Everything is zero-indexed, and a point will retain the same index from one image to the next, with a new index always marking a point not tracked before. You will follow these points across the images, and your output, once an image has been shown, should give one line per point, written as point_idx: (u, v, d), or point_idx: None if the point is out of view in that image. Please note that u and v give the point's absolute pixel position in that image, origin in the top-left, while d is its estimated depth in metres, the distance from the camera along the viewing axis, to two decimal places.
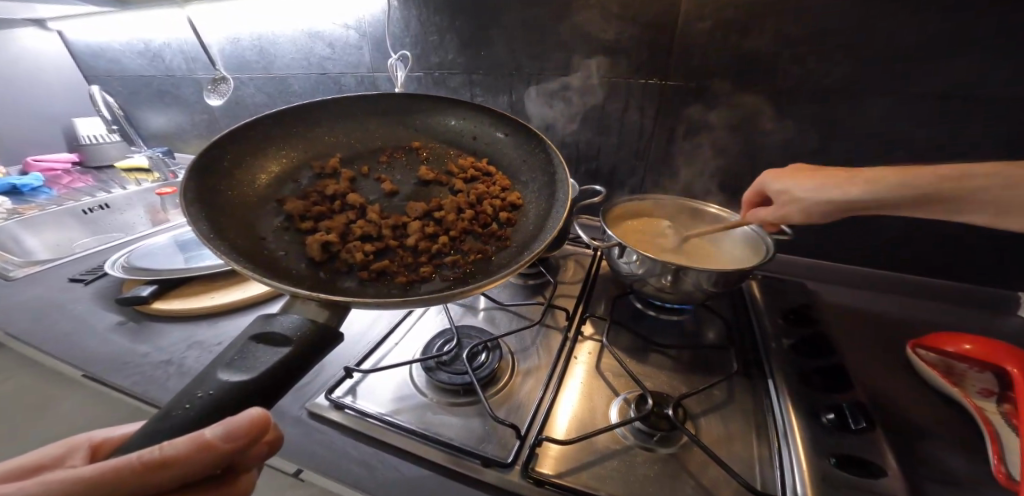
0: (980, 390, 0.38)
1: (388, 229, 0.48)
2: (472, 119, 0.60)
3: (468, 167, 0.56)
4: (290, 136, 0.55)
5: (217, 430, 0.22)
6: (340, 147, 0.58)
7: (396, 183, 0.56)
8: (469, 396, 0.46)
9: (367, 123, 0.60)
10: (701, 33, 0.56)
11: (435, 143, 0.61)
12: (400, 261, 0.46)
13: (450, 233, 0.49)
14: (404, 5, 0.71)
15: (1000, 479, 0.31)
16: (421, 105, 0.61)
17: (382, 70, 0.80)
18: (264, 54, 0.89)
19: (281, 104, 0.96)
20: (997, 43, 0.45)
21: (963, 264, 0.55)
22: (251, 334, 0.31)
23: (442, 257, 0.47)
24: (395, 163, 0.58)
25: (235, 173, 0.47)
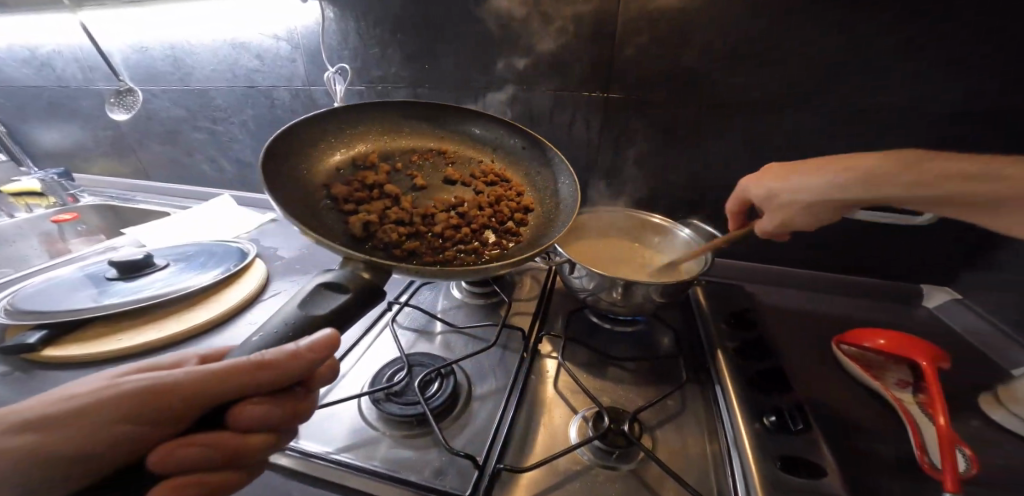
0: (897, 382, 0.41)
1: (421, 216, 0.50)
2: (496, 129, 0.62)
3: (491, 171, 0.58)
4: (336, 123, 0.55)
5: (304, 343, 0.29)
6: (377, 143, 0.58)
7: (428, 181, 0.57)
8: (423, 427, 0.43)
9: (409, 124, 0.61)
10: (639, 47, 0.58)
11: (462, 149, 0.62)
12: (428, 243, 0.47)
13: (471, 224, 0.51)
14: (341, 18, 0.68)
15: (927, 470, 0.33)
16: (453, 114, 0.62)
17: (318, 83, 0.76)
18: (178, 64, 0.82)
19: (203, 118, 0.89)
20: (892, 61, 0.50)
21: (878, 263, 0.60)
22: (319, 280, 0.34)
23: (464, 242, 0.49)
24: (426, 164, 0.59)
25: (290, 155, 0.49)
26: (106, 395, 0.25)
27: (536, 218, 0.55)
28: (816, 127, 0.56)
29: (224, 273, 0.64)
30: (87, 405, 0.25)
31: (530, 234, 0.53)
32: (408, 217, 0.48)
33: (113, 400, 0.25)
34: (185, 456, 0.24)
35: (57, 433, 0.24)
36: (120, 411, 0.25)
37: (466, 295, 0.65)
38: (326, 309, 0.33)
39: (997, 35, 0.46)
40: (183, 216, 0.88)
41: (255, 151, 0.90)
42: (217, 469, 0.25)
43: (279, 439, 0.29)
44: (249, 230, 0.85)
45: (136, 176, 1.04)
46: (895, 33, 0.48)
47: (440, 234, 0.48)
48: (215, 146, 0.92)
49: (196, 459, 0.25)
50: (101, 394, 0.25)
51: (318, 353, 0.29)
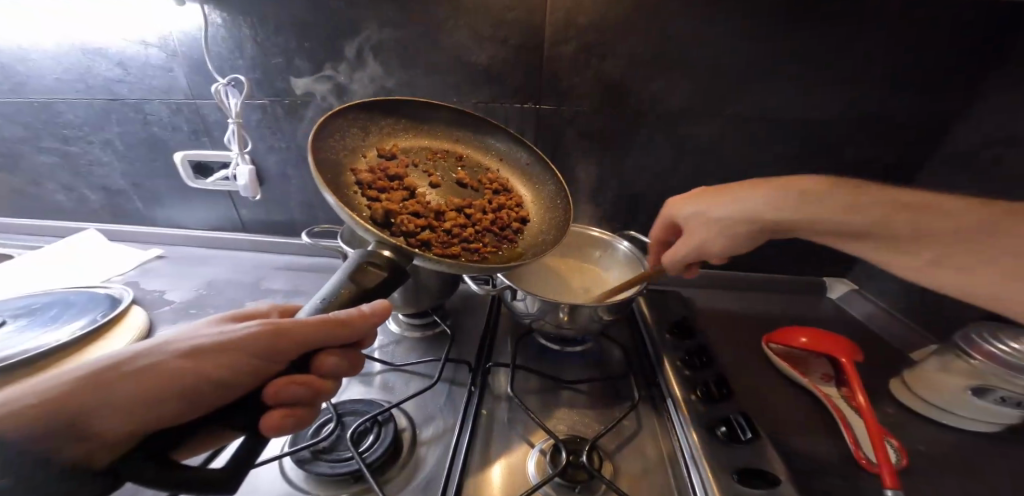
0: (821, 377, 0.45)
1: (443, 211, 0.45)
2: (510, 143, 0.57)
3: (498, 179, 0.53)
4: (366, 109, 0.49)
5: (369, 306, 0.32)
6: (400, 135, 0.52)
7: (448, 185, 0.51)
8: (362, 485, 0.37)
9: (432, 121, 0.54)
10: (566, 58, 0.57)
11: (476, 156, 0.56)
12: (438, 235, 0.43)
13: (475, 226, 0.47)
14: (231, 22, 0.58)
15: (864, 465, 0.35)
16: (473, 124, 0.56)
17: (207, 97, 0.65)
18: (7, 71, 0.67)
19: (48, 137, 0.72)
20: (781, 76, 0.56)
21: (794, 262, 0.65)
22: (360, 258, 0.35)
23: (470, 240, 0.45)
24: (442, 164, 0.53)
25: (325, 127, 0.44)
26: (230, 341, 0.28)
27: (531, 230, 0.52)
28: (728, 138, 0.61)
29: (89, 325, 0.51)
30: (217, 346, 0.28)
31: (523, 246, 0.49)
32: (424, 209, 0.44)
33: (236, 343, 0.28)
34: (288, 391, 0.27)
35: (204, 364, 0.27)
36: (245, 350, 0.28)
37: (402, 329, 0.59)
38: (375, 283, 0.34)
39: (859, 55, 0.54)
40: (26, 259, 0.70)
41: (128, 177, 0.75)
42: (310, 407, 0.28)
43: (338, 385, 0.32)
44: (125, 272, 0.70)
45: None
46: (786, 52, 0.54)
47: (449, 230, 0.44)
48: (68, 170, 0.75)
49: (295, 395, 0.27)
50: (227, 338, 0.29)
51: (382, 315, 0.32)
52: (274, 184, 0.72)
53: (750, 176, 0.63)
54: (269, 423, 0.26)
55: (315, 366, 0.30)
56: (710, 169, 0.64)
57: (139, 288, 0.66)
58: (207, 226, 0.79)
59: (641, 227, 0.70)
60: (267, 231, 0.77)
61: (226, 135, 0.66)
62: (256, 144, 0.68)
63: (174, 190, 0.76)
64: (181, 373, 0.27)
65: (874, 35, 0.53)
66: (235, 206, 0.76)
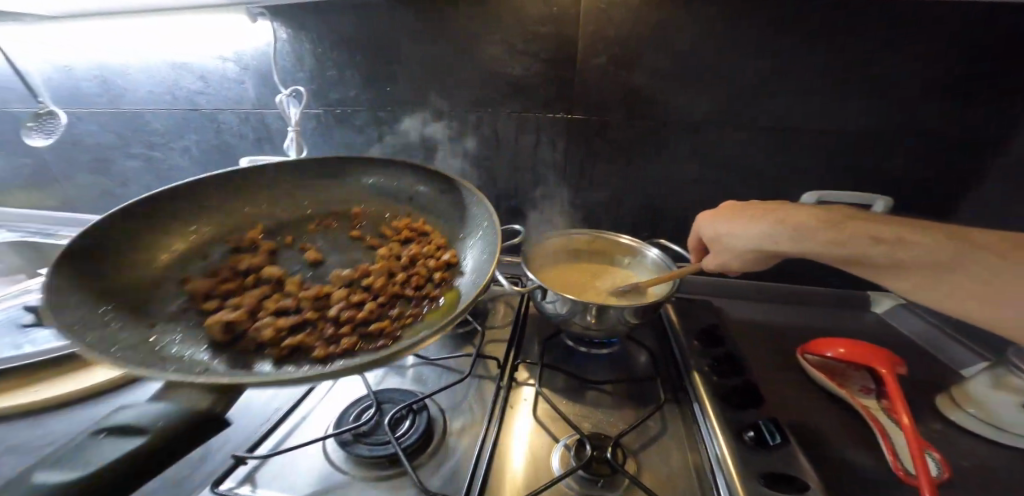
0: (861, 388, 0.43)
1: (308, 297, 0.44)
2: (396, 173, 0.62)
3: (416, 228, 0.56)
4: (198, 208, 0.55)
5: None
6: (268, 217, 0.58)
7: (320, 252, 0.55)
8: (397, 466, 0.40)
9: (286, 179, 0.61)
10: (597, 68, 0.59)
11: (372, 209, 0.61)
12: (322, 328, 0.40)
13: (377, 297, 0.45)
14: (295, 38, 0.65)
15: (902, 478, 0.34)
16: (342, 166, 0.63)
17: (271, 107, 0.72)
18: (109, 85, 0.77)
19: (137, 144, 0.82)
20: (821, 81, 0.54)
21: (834, 274, 0.63)
22: None
23: (378, 317, 0.42)
24: (343, 227, 0.59)
25: (133, 254, 0.47)
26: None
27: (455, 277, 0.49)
28: (760, 147, 0.60)
29: None
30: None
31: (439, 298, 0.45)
32: (303, 304, 0.44)
33: None
34: None
35: None
36: None
37: None
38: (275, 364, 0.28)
39: (898, 58, 0.51)
40: None
41: (199, 180, 0.84)
42: None
43: None
44: None
45: (60, 209, 0.96)
46: (830, 54, 0.53)
47: (338, 315, 0.41)
48: (151, 173, 0.85)
49: None
50: None
51: None
52: None
53: (787, 182, 0.62)
54: None
55: None
56: (742, 177, 0.63)
57: None
58: None
59: (670, 235, 0.70)
60: None
61: (286, 141, 0.72)
62: (311, 150, 0.74)
63: None
64: None
65: (940, 30, 0.49)
66: None
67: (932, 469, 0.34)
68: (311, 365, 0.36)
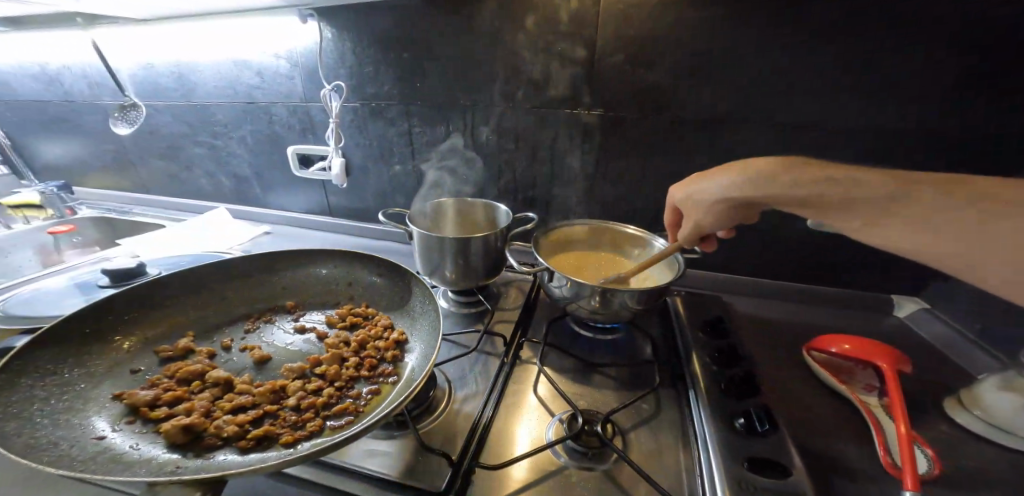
0: (864, 386, 0.42)
1: (263, 393, 0.43)
2: (368, 266, 0.64)
3: (361, 312, 0.59)
4: (115, 321, 0.52)
5: None
6: (193, 326, 0.57)
7: (266, 351, 0.54)
8: (403, 424, 0.44)
9: (290, 269, 0.65)
10: (615, 64, 0.61)
11: (310, 298, 0.63)
12: (283, 417, 0.42)
13: (333, 384, 0.46)
14: (338, 37, 0.71)
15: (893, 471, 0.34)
16: (328, 261, 0.66)
17: (316, 100, 0.79)
18: (181, 81, 0.87)
19: (202, 133, 0.93)
20: (846, 78, 0.53)
21: (856, 277, 0.60)
22: None
23: (324, 404, 0.43)
24: (267, 324, 0.58)
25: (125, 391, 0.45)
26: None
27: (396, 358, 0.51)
28: (781, 145, 0.59)
29: None
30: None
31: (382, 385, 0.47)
32: (250, 399, 0.43)
33: None
34: None
35: None
36: None
37: (452, 305, 0.66)
38: None
39: (930, 52, 0.49)
40: (178, 228, 0.90)
41: (251, 166, 0.93)
42: None
43: None
44: (242, 243, 0.87)
45: (137, 190, 1.09)
46: (855, 47, 0.51)
47: (297, 406, 0.43)
48: (212, 160, 0.96)
49: None
50: None
51: None
52: (357, 176, 0.84)
53: None
54: None
55: None
56: None
57: None
58: (303, 210, 0.95)
59: None
60: (348, 217, 0.91)
61: (327, 132, 0.79)
62: (348, 140, 0.81)
63: (281, 178, 0.92)
64: None
65: (940, 31, 0.48)
66: (325, 193, 0.90)
67: (924, 464, 0.33)
68: (282, 451, 0.38)
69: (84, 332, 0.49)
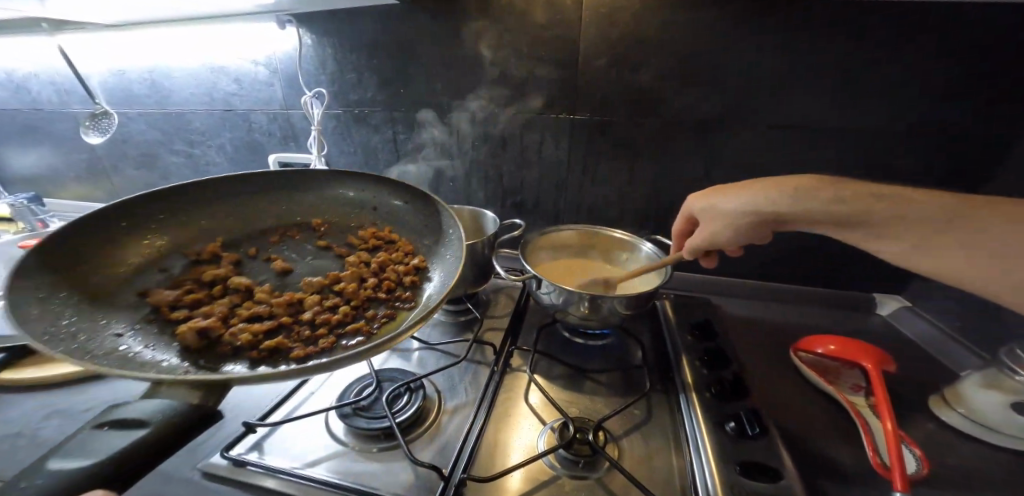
0: (851, 387, 0.43)
1: (279, 305, 0.44)
2: (384, 184, 0.62)
3: (383, 235, 0.57)
4: (136, 224, 0.51)
5: None
6: (219, 233, 0.56)
7: (290, 263, 0.54)
8: (392, 439, 0.43)
9: (314, 186, 0.63)
10: (599, 69, 0.61)
11: (336, 216, 0.62)
12: (298, 332, 0.42)
13: (349, 303, 0.47)
14: (318, 43, 0.70)
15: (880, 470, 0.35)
16: (347, 178, 0.64)
17: (297, 107, 0.77)
18: (156, 87, 0.85)
19: (178, 141, 0.90)
20: (823, 82, 0.54)
21: (839, 277, 0.61)
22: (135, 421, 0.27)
23: (340, 322, 0.44)
24: (295, 240, 0.58)
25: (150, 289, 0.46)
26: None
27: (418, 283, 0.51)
28: (763, 147, 0.60)
29: None
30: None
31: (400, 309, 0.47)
32: (268, 310, 0.44)
33: None
34: None
35: None
36: None
37: (441, 314, 0.65)
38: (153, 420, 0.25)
39: (902, 57, 0.51)
40: None
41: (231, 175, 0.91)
42: None
43: None
44: None
45: (112, 200, 1.05)
46: (834, 53, 0.52)
47: (310, 323, 0.43)
48: (190, 168, 0.93)
49: None
50: None
51: None
52: None
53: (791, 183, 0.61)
54: None
55: None
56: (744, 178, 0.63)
57: None
58: None
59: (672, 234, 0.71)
60: None
61: (309, 140, 0.78)
62: (331, 148, 0.79)
63: None
64: None
65: (910, 37, 0.49)
66: None
67: (911, 464, 0.34)
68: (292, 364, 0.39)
69: (100, 238, 0.47)
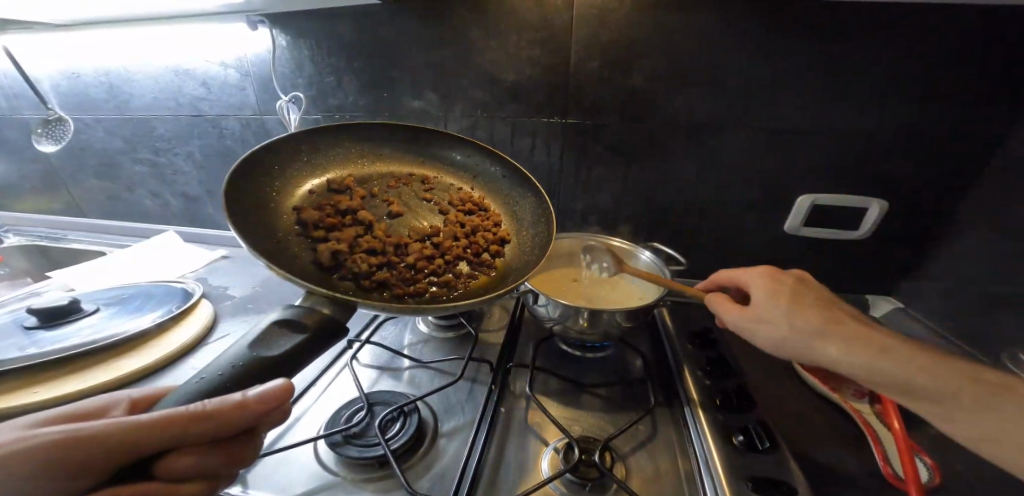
0: (855, 393, 0.43)
1: (389, 245, 0.46)
2: (475, 155, 0.58)
3: (478, 201, 0.55)
4: (319, 152, 0.52)
5: (255, 392, 0.26)
6: (354, 169, 0.54)
7: (403, 208, 0.53)
8: (386, 469, 0.40)
9: (431, 143, 0.58)
10: (590, 71, 0.60)
11: (443, 175, 0.58)
12: (399, 272, 0.44)
13: (444, 255, 0.48)
14: (293, 45, 0.66)
15: (894, 481, 0.34)
16: (435, 137, 0.57)
17: (272, 112, 0.73)
18: (115, 91, 0.79)
19: (142, 149, 0.84)
20: (812, 85, 0.54)
21: None
22: (276, 318, 0.32)
23: (435, 273, 0.46)
24: (405, 190, 0.55)
25: (286, 193, 0.47)
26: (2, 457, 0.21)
27: (508, 252, 0.52)
28: (755, 150, 0.59)
29: (166, 314, 0.59)
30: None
31: (493, 275, 0.49)
32: (381, 245, 0.45)
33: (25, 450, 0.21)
34: None
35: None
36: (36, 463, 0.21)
37: (432, 329, 0.62)
38: (283, 347, 0.30)
39: (886, 62, 0.51)
40: (119, 255, 0.81)
41: (202, 184, 0.85)
42: None
43: (213, 488, 0.26)
44: (196, 270, 0.78)
45: (69, 212, 0.98)
46: (820, 57, 0.52)
47: (412, 265, 0.45)
48: (155, 178, 0.87)
49: None
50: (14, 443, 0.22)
51: (268, 402, 0.26)
52: None
53: (782, 186, 0.61)
54: None
55: (160, 471, 0.24)
56: (736, 182, 0.62)
57: (207, 283, 0.74)
58: None
59: (666, 239, 0.70)
60: None
61: None
62: None
63: None
64: None
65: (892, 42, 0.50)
66: None
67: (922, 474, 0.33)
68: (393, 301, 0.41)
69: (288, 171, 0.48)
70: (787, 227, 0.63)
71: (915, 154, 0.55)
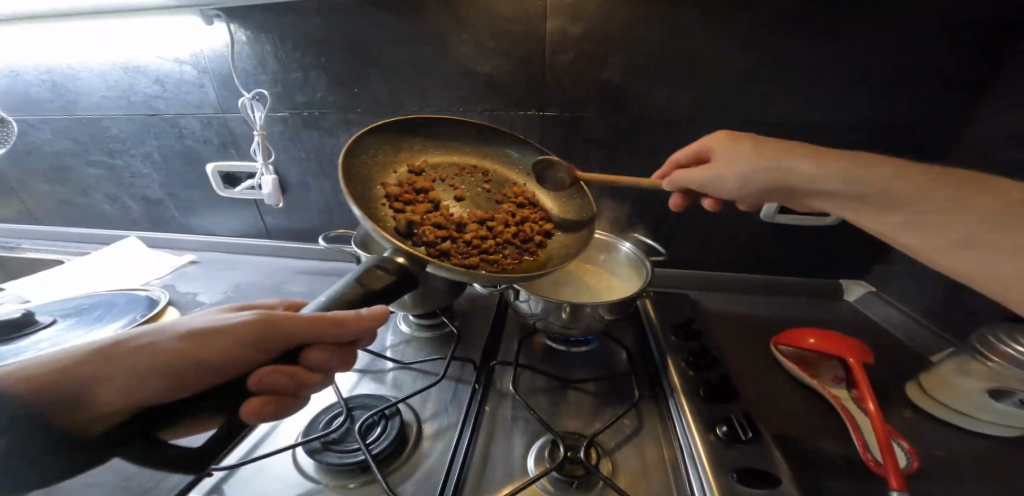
0: (832, 379, 0.45)
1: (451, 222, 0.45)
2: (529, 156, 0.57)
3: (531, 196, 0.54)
4: (397, 134, 0.52)
5: (368, 309, 0.32)
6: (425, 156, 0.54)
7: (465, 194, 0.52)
8: (368, 475, 0.39)
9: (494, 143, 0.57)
10: (566, 63, 0.58)
11: (501, 170, 0.57)
12: (458, 246, 0.43)
13: (495, 237, 0.47)
14: (254, 40, 0.63)
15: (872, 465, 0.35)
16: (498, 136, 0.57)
17: (234, 110, 0.70)
18: (62, 90, 0.73)
19: (95, 151, 0.79)
20: (784, 76, 0.55)
21: None
22: (372, 262, 0.35)
23: (489, 251, 0.45)
24: (469, 180, 0.53)
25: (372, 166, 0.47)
26: (224, 326, 0.30)
27: (556, 246, 0.51)
28: None
29: (130, 323, 0.56)
30: (211, 331, 0.29)
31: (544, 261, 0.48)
32: (448, 221, 0.45)
33: (224, 329, 0.30)
34: (271, 378, 0.28)
35: (205, 343, 0.29)
36: (232, 338, 0.29)
37: (413, 330, 0.61)
38: (380, 284, 0.34)
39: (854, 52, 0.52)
40: (76, 263, 0.76)
41: (164, 187, 0.81)
42: (293, 396, 0.30)
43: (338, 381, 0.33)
44: (162, 277, 0.74)
45: (21, 220, 0.91)
46: (790, 48, 0.53)
47: (471, 240, 0.44)
48: (113, 181, 0.82)
49: (277, 381, 0.28)
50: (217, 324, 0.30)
51: (375, 319, 0.32)
52: (294, 193, 0.76)
53: None
54: (248, 409, 0.27)
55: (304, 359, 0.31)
56: None
57: (175, 290, 0.70)
58: (234, 233, 0.84)
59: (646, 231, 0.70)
60: (289, 239, 0.82)
61: (252, 146, 0.70)
62: (279, 153, 0.72)
63: (205, 199, 0.81)
64: (161, 355, 0.28)
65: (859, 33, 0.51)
66: (257, 214, 0.81)
67: (902, 460, 0.35)
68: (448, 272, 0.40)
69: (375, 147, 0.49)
70: (762, 216, 0.63)
71: (883, 142, 0.57)
